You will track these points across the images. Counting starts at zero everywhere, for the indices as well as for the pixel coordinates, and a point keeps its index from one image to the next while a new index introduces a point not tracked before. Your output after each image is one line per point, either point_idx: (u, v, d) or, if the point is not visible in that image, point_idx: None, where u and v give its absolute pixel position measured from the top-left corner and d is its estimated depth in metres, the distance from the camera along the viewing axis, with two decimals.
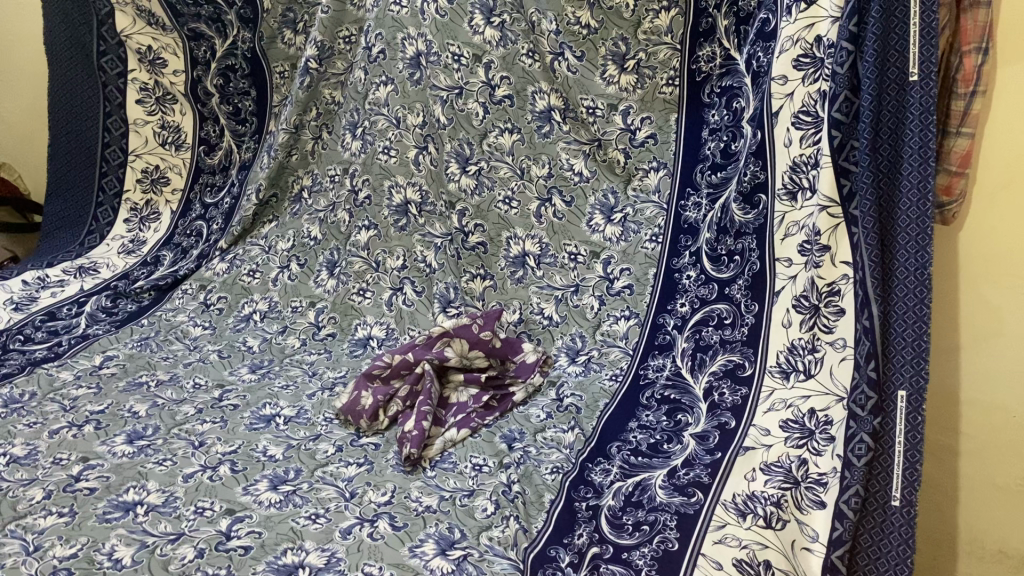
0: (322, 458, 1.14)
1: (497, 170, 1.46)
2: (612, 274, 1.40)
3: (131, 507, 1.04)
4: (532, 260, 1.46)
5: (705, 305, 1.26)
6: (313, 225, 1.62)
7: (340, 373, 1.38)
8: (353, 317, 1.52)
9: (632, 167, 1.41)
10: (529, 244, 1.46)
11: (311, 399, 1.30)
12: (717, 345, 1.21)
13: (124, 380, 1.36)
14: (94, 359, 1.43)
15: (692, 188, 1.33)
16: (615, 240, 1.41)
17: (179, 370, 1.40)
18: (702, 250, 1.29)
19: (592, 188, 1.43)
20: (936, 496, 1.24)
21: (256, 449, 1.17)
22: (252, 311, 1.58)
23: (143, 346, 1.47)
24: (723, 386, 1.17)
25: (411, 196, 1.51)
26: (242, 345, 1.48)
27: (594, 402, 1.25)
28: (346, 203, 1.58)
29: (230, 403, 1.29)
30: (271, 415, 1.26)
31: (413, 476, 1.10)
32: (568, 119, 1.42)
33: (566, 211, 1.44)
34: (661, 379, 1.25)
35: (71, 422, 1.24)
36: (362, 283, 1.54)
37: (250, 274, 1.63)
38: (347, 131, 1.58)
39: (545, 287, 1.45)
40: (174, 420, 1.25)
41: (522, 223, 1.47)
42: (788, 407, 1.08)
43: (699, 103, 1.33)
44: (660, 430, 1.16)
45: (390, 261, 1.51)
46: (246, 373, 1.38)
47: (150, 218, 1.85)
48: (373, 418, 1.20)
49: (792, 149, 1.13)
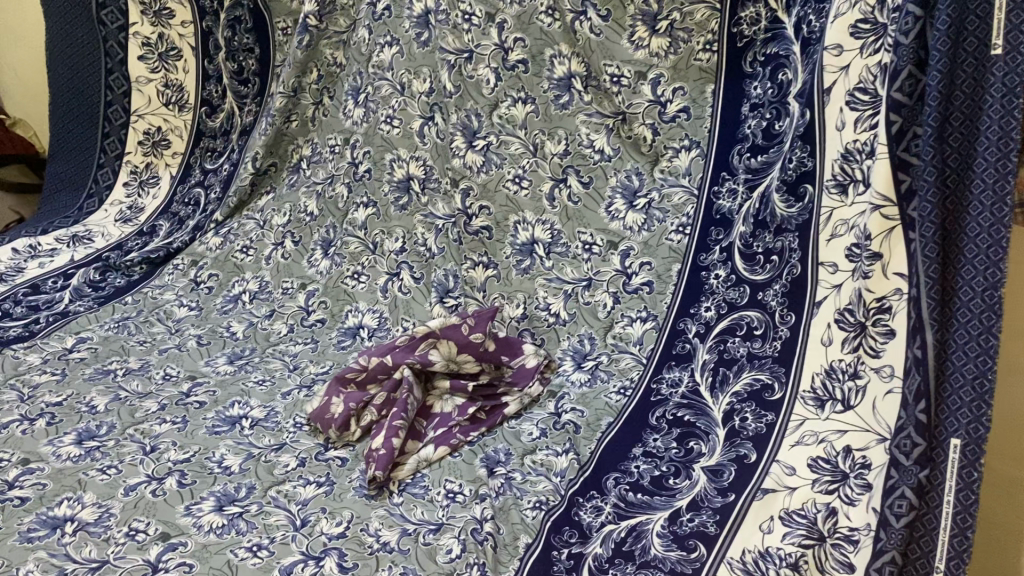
0: (279, 475, 1.01)
1: (507, 146, 1.29)
2: (630, 268, 1.22)
3: (59, 524, 0.94)
4: (542, 247, 1.28)
5: (733, 311, 1.08)
6: (310, 200, 1.49)
7: (323, 370, 1.24)
8: (345, 303, 1.37)
9: (661, 146, 1.22)
10: (538, 230, 1.29)
11: (285, 399, 1.17)
12: (744, 360, 1.04)
13: (91, 367, 1.26)
14: (66, 342, 1.33)
15: (727, 172, 1.15)
16: (636, 229, 1.23)
17: (152, 358, 1.28)
18: (734, 246, 1.11)
19: (614, 167, 1.25)
20: (1000, 536, 1.04)
21: (212, 459, 1.05)
22: (242, 291, 1.45)
23: (121, 328, 1.37)
24: (746, 410, 1.00)
25: (414, 171, 1.36)
26: (224, 330, 1.36)
27: (596, 420, 1.09)
28: (345, 176, 1.44)
29: (196, 400, 1.17)
30: (237, 417, 1.13)
31: (376, 503, 0.96)
32: (590, 88, 1.24)
33: (584, 195, 1.27)
34: (674, 398, 1.07)
35: (23, 416, 1.13)
36: (356, 266, 1.39)
37: (244, 251, 1.52)
38: (350, 97, 1.44)
39: (554, 280, 1.27)
40: (133, 418, 1.13)
41: (532, 207, 1.29)
42: (820, 442, 0.90)
43: (739, 74, 1.14)
44: (667, 461, 0.99)
45: (387, 242, 1.37)
46: (222, 365, 1.26)
47: (150, 182, 1.74)
48: (343, 428, 1.06)
49: (844, 134, 0.95)
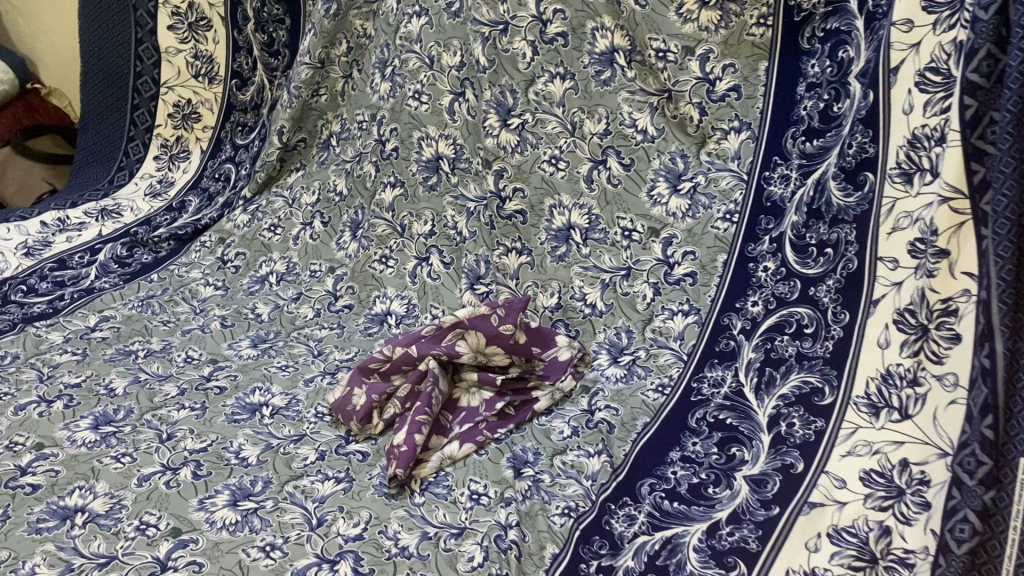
0: (298, 469, 0.97)
1: (544, 124, 1.22)
2: (672, 257, 1.15)
3: (70, 515, 0.90)
4: (578, 233, 1.22)
5: (782, 307, 1.01)
6: (339, 178, 1.44)
7: (348, 356, 1.19)
8: (373, 289, 1.33)
9: (708, 127, 1.14)
10: (575, 215, 1.22)
11: (307, 386, 1.13)
12: (792, 360, 0.97)
13: (113, 348, 1.22)
14: (88, 320, 1.30)
15: (779, 156, 1.07)
16: (680, 216, 1.16)
17: (174, 339, 1.25)
18: (785, 237, 1.04)
19: (657, 149, 1.17)
20: None
21: (229, 449, 1.01)
22: (269, 272, 1.41)
23: (145, 307, 1.33)
24: (794, 415, 0.93)
25: (444, 150, 1.29)
26: (249, 312, 1.32)
27: (630, 420, 1.02)
28: (373, 154, 1.38)
29: (216, 386, 1.13)
30: (257, 404, 1.09)
31: (396, 503, 0.91)
32: (633, 64, 1.16)
33: (624, 178, 1.19)
34: (716, 399, 1.00)
35: (41, 397, 1.10)
36: (384, 250, 1.35)
37: (272, 230, 1.47)
38: (378, 70, 1.38)
39: (591, 269, 1.20)
40: (151, 403, 1.10)
41: (568, 188, 1.22)
42: (874, 454, 0.83)
43: (795, 51, 1.07)
44: (707, 468, 0.93)
45: (416, 225, 1.32)
46: (245, 349, 1.22)
47: (180, 157, 1.71)
48: (365, 421, 1.02)
49: (912, 118, 0.88)
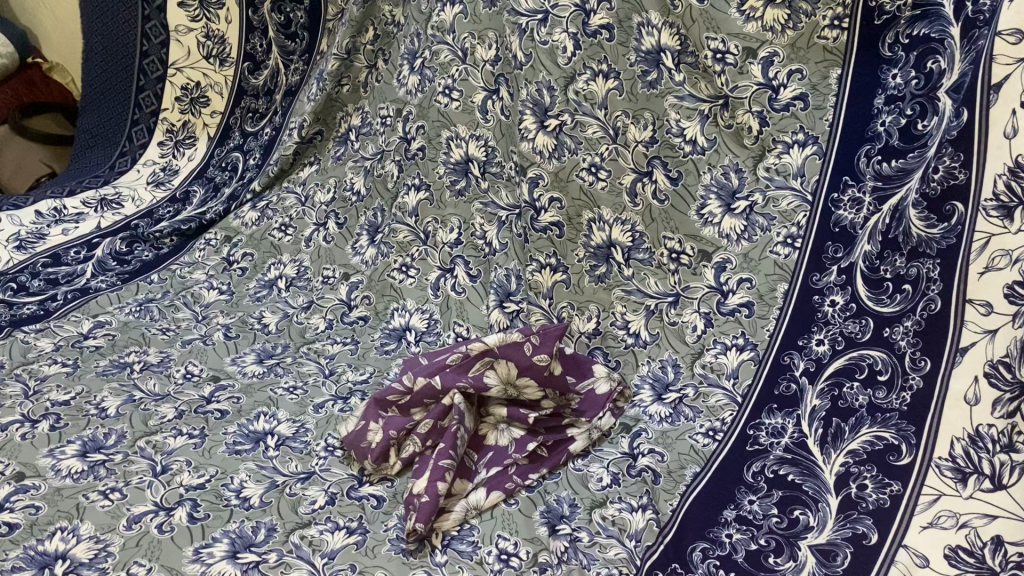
0: (305, 515, 0.87)
1: (584, 128, 1.09)
2: (726, 284, 1.03)
3: (49, 562, 0.80)
4: (620, 252, 1.10)
5: (852, 349, 0.89)
6: (358, 177, 1.32)
7: (362, 378, 1.09)
8: (391, 300, 1.22)
9: (769, 138, 1.01)
10: (616, 230, 1.10)
11: (317, 413, 1.03)
12: (864, 412, 0.84)
13: (107, 359, 1.12)
14: (82, 325, 1.19)
15: (851, 176, 0.95)
16: (735, 238, 1.04)
17: (173, 351, 1.14)
18: (856, 268, 0.92)
19: (708, 163, 1.05)
20: None
21: (229, 486, 0.91)
22: (278, 276, 1.30)
23: (143, 312, 1.23)
24: (865, 475, 0.80)
25: (474, 152, 1.17)
26: (256, 322, 1.21)
27: (678, 468, 0.91)
28: (396, 152, 1.26)
29: (217, 409, 1.03)
30: (262, 433, 0.99)
31: (415, 562, 0.81)
32: (682, 65, 1.03)
33: (672, 193, 1.07)
34: (776, 450, 0.88)
35: (25, 416, 1.00)
36: (405, 258, 1.23)
37: (283, 229, 1.36)
38: (406, 62, 1.26)
39: (634, 293, 1.09)
40: (146, 427, 0.99)
41: (610, 203, 1.10)
42: (960, 527, 0.72)
43: (874, 59, 0.94)
44: (766, 531, 0.82)
45: (440, 233, 1.20)
46: (251, 365, 1.12)
47: (186, 143, 1.61)
48: (381, 460, 0.92)
49: (1016, 143, 0.76)
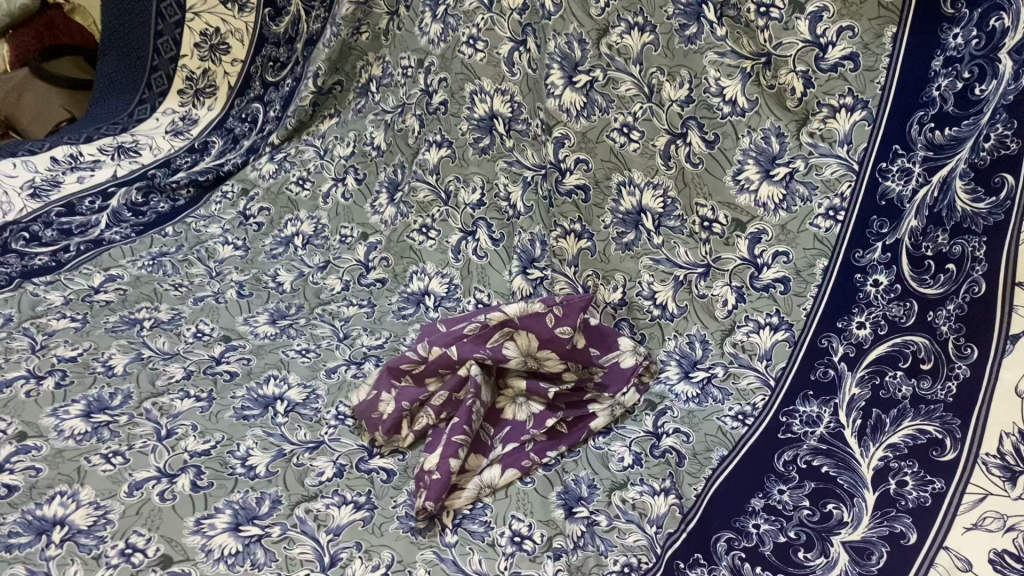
0: (312, 487, 0.83)
1: (616, 85, 1.03)
2: (761, 257, 0.98)
3: (47, 529, 0.78)
4: (650, 218, 1.04)
5: (894, 334, 0.83)
6: (378, 131, 1.26)
7: (377, 343, 1.05)
8: (410, 262, 1.16)
9: (814, 102, 0.93)
10: (648, 196, 1.04)
11: (330, 377, 0.99)
12: (906, 403, 0.79)
13: (116, 315, 1.09)
14: (92, 279, 1.16)
15: (901, 145, 0.87)
16: (772, 207, 0.97)
17: (185, 309, 1.11)
18: (901, 244, 0.85)
19: (747, 125, 0.97)
20: None
21: (235, 454, 0.87)
22: (294, 233, 1.25)
23: (156, 266, 1.19)
24: (905, 470, 0.75)
25: (499, 107, 1.11)
26: (270, 280, 1.17)
27: (704, 451, 0.87)
28: (417, 106, 1.20)
29: (226, 370, 0.99)
30: (272, 398, 0.96)
31: (424, 541, 0.77)
32: (724, 19, 0.95)
33: (707, 157, 1.00)
34: (810, 440, 0.83)
35: (30, 372, 0.97)
36: (424, 219, 1.17)
37: (300, 183, 1.31)
38: (427, 8, 1.18)
39: (663, 262, 1.04)
40: (152, 387, 0.96)
41: (642, 165, 1.04)
42: (1007, 530, 0.67)
43: (933, 15, 0.85)
44: (797, 525, 0.76)
45: (462, 193, 1.14)
46: (263, 326, 1.08)
47: (206, 91, 1.55)
48: (393, 432, 0.88)
49: None
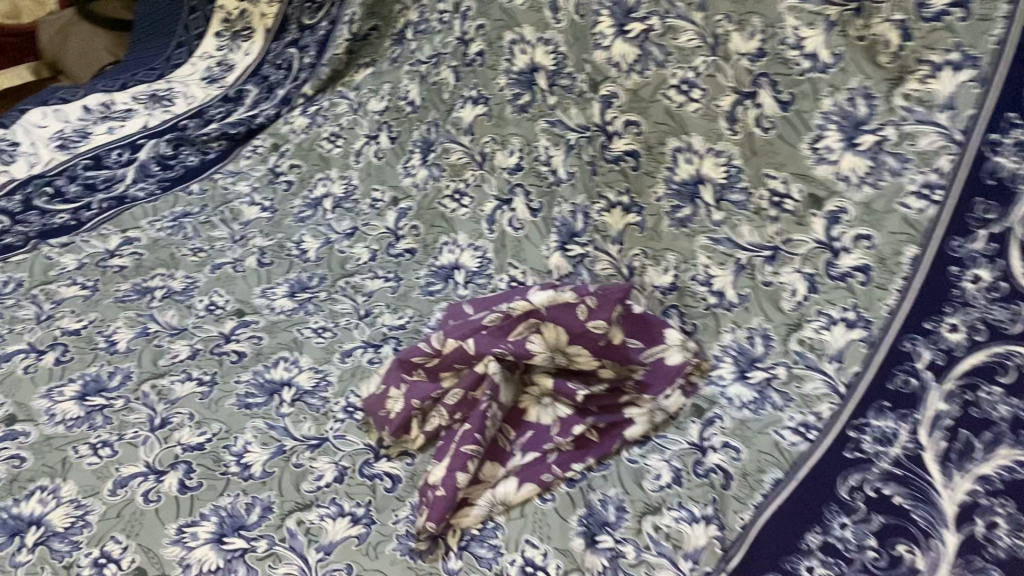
0: (307, 494, 0.75)
1: (677, 34, 0.89)
2: (839, 240, 0.82)
3: (21, 529, 0.72)
4: (709, 189, 0.90)
5: (996, 343, 0.70)
6: (412, 84, 1.15)
7: (399, 324, 0.95)
8: (441, 232, 1.05)
9: (912, 57, 0.77)
10: (708, 163, 0.90)
11: (343, 362, 0.90)
12: (1005, 427, 0.66)
13: (129, 283, 1.02)
14: (109, 241, 1.10)
15: (1017, 112, 0.72)
16: (856, 182, 0.81)
17: (200, 278, 1.03)
18: (1014, 235, 0.71)
19: (830, 84, 0.82)
20: None
21: (230, 449, 0.80)
22: (325, 194, 1.15)
23: (176, 228, 1.12)
24: (1000, 510, 0.63)
25: (542, 60, 0.99)
26: (294, 247, 1.08)
27: (755, 472, 0.74)
28: (454, 57, 1.09)
29: (234, 350, 0.91)
30: (278, 384, 0.87)
31: (424, 567, 0.68)
32: None
33: (780, 120, 0.85)
34: (881, 463, 0.70)
35: (31, 346, 0.92)
36: (458, 184, 1.06)
37: (332, 140, 1.21)
38: None
39: (722, 242, 0.89)
40: (154, 368, 0.89)
41: (703, 128, 0.89)
42: None
43: None
44: (858, 570, 0.64)
45: (498, 156, 1.02)
46: (280, 299, 0.99)
47: (243, 36, 1.46)
48: (401, 432, 0.79)
49: None
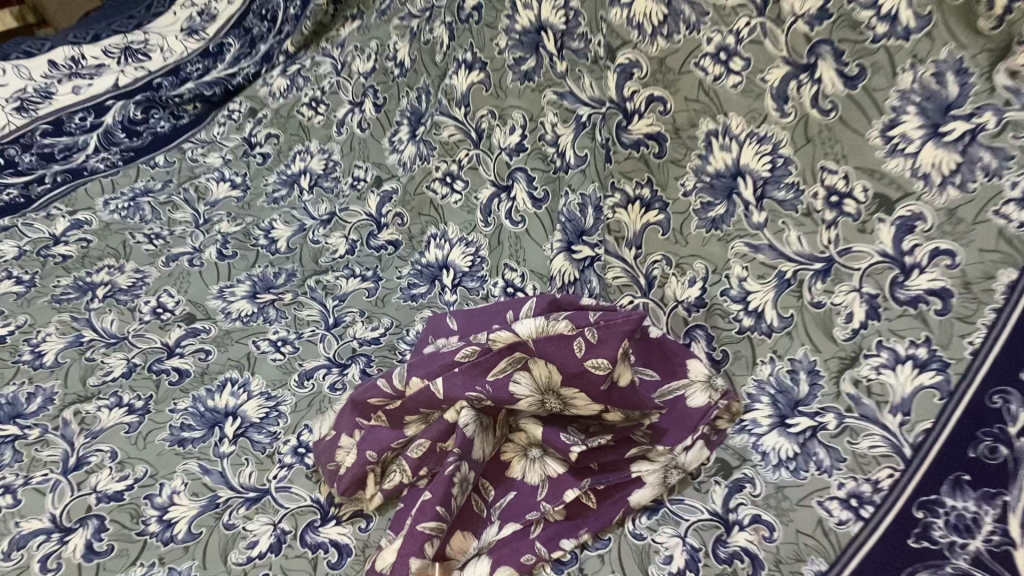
0: (236, 568, 0.61)
1: None
2: (911, 256, 0.64)
3: None
4: (749, 184, 0.72)
5: None
6: (401, 43, 0.97)
7: (373, 337, 0.80)
8: (429, 223, 0.91)
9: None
10: (749, 151, 0.71)
11: (301, 388, 0.75)
12: None
13: (70, 277, 0.88)
14: (56, 224, 0.96)
15: None
16: (938, 182, 0.63)
17: (151, 272, 0.89)
18: None
19: (911, 54, 0.63)
20: None
21: (153, 501, 0.66)
22: (302, 170, 1.02)
23: (132, 210, 0.98)
24: None
25: (548, 17, 0.80)
26: (261, 236, 0.94)
27: (792, 560, 0.58)
28: (447, 11, 0.90)
29: (175, 368, 0.77)
30: (220, 415, 0.73)
31: None
32: None
33: (843, 99, 0.66)
34: (958, 565, 0.52)
35: None
36: (449, 165, 0.89)
37: (313, 106, 1.06)
38: None
39: (764, 251, 0.72)
40: (82, 389, 0.76)
41: (744, 108, 0.71)
42: None
43: None
44: None
45: (497, 133, 0.85)
46: (239, 302, 0.85)
47: None
48: (354, 490, 0.64)
49: None
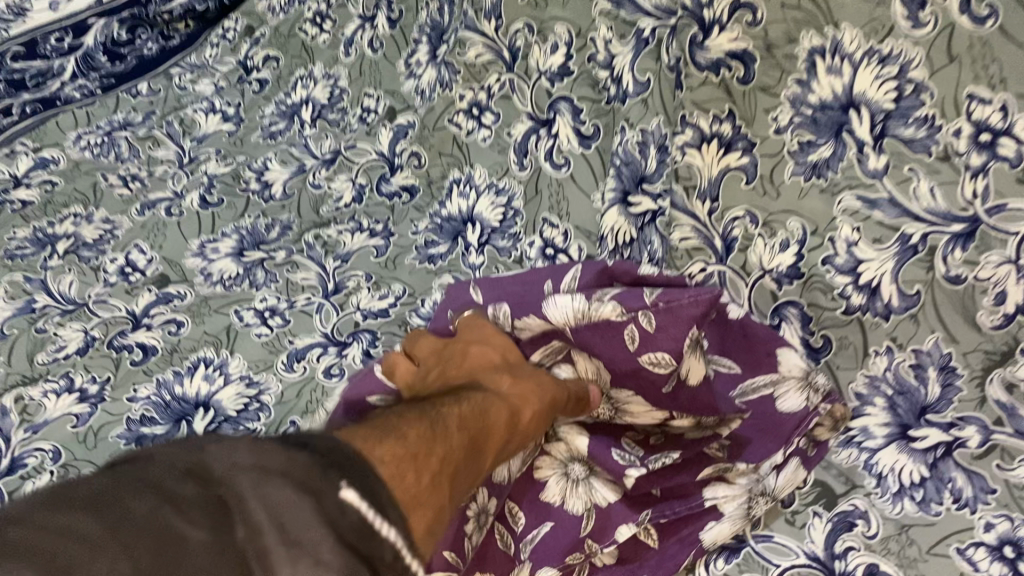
0: None
1: None
2: None
3: None
4: (864, 120, 0.54)
5: None
6: None
7: (382, 308, 0.66)
8: (452, 166, 0.75)
9: None
10: (863, 75, 0.53)
11: (290, 372, 0.61)
12: None
13: (27, 227, 0.75)
14: (20, 163, 0.83)
15: None
16: None
17: (122, 222, 0.75)
18: None
19: None
20: None
21: None
22: (303, 99, 0.86)
23: (105, 146, 0.85)
24: None
25: None
26: (253, 179, 0.79)
27: None
28: None
29: (140, 344, 0.63)
30: (189, 408, 0.59)
31: None
32: None
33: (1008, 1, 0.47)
34: None
35: None
36: (475, 92, 0.73)
37: (317, 21, 0.88)
38: None
39: (882, 208, 0.54)
40: (28, 368, 0.62)
41: (861, 16, 0.52)
42: None
43: None
44: None
45: (536, 51, 0.68)
46: (221, 261, 0.71)
47: None
48: None
49: None
